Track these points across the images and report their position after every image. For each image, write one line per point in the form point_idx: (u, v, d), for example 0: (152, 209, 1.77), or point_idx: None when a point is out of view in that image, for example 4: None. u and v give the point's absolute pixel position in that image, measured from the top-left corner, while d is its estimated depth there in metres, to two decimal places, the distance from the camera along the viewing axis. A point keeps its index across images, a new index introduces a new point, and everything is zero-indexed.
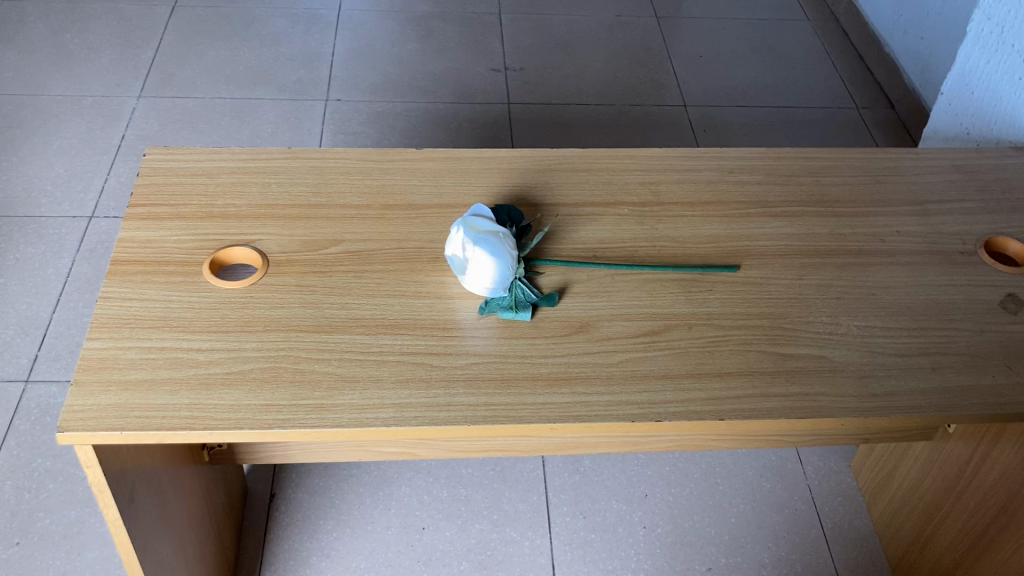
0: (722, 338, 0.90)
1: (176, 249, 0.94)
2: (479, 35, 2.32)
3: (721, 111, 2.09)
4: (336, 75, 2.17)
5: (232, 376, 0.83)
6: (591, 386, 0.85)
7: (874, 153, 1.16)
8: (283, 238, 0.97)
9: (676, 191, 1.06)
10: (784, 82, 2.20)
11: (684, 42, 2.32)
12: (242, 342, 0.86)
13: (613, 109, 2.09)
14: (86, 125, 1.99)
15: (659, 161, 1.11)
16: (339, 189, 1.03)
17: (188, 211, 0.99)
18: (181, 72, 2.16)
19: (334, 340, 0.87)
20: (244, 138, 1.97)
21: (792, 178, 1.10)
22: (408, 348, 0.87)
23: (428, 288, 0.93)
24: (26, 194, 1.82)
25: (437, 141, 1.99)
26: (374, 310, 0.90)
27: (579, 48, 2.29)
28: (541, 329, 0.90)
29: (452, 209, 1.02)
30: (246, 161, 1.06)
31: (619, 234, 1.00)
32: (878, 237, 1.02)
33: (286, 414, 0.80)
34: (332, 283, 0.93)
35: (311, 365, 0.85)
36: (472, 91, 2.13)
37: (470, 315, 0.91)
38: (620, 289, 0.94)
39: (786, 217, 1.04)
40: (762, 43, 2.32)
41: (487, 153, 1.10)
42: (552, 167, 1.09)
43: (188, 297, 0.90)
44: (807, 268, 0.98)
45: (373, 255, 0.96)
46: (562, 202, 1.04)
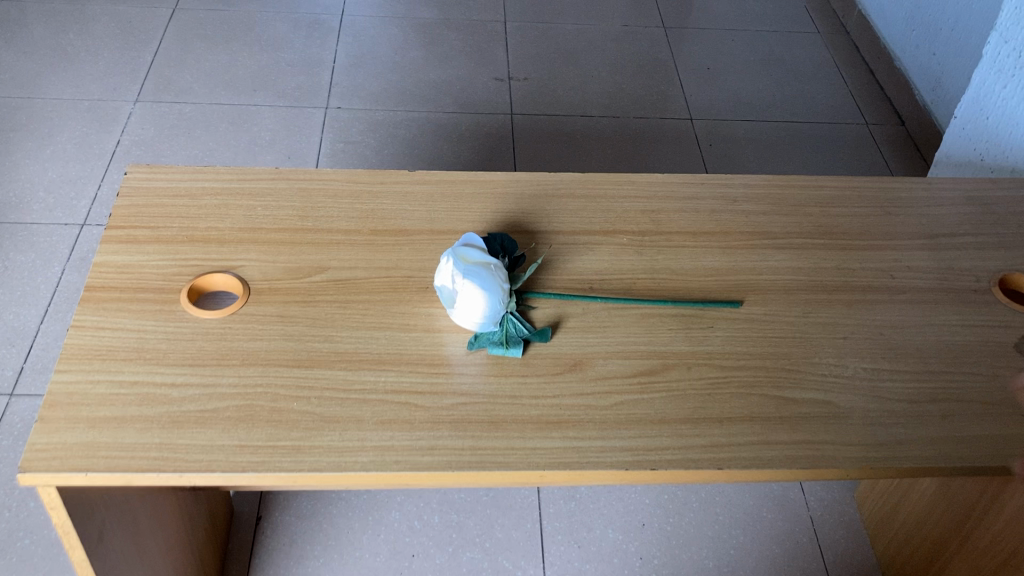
0: (722, 379, 0.86)
1: (153, 275, 0.91)
2: (483, 43, 2.28)
3: (728, 125, 2.05)
4: (337, 82, 2.14)
5: (205, 414, 0.79)
6: (583, 430, 0.81)
7: (883, 182, 1.11)
8: (266, 265, 0.93)
9: (677, 220, 1.02)
10: (793, 97, 2.15)
11: (691, 53, 2.28)
12: (217, 377, 0.82)
13: (618, 121, 2.05)
14: (81, 130, 1.96)
15: (661, 187, 1.07)
16: (326, 213, 0.99)
17: (169, 234, 0.95)
18: (180, 76, 2.12)
19: (315, 377, 0.83)
20: (242, 145, 1.94)
21: (798, 207, 1.05)
22: (391, 385, 0.83)
23: (415, 320, 0.89)
24: (18, 199, 1.78)
25: (438, 150, 1.95)
26: (358, 344, 0.86)
27: (584, 58, 2.24)
28: (532, 367, 0.86)
29: (443, 236, 0.97)
30: (230, 182, 1.02)
31: (616, 265, 0.96)
32: (887, 272, 0.98)
33: (260, 456, 0.76)
34: (314, 314, 0.89)
35: (289, 404, 0.81)
36: (475, 100, 2.09)
37: (458, 351, 0.87)
38: (616, 324, 0.90)
39: (791, 249, 1.00)
40: (771, 56, 2.28)
41: (481, 177, 1.06)
42: (549, 191, 1.05)
43: (164, 327, 0.86)
44: (812, 304, 0.94)
45: (359, 283, 0.92)
46: (559, 230, 1.00)
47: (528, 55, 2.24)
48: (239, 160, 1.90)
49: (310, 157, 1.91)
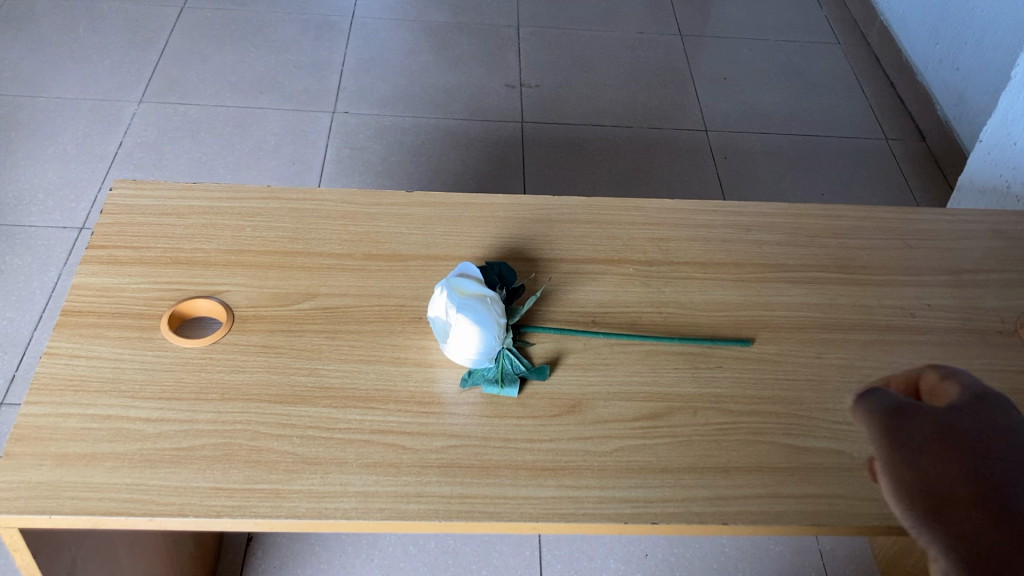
0: (730, 426, 0.81)
1: (134, 299, 0.86)
2: (495, 48, 2.23)
3: (743, 138, 1.99)
4: (345, 86, 2.09)
5: (180, 452, 0.75)
6: (580, 478, 0.76)
7: (904, 212, 1.06)
8: (252, 291, 0.88)
9: (687, 249, 0.97)
10: (811, 110, 2.09)
11: (707, 63, 2.22)
12: (195, 412, 0.78)
13: (631, 131, 1.99)
14: (83, 130, 1.92)
15: (670, 214, 1.02)
16: (319, 235, 0.95)
17: (151, 256, 0.90)
18: (186, 77, 2.08)
19: (298, 414, 0.79)
20: (247, 150, 1.89)
21: (814, 238, 1.00)
22: (378, 425, 0.78)
23: (407, 354, 0.85)
24: (17, 200, 1.75)
25: (446, 159, 1.90)
26: (345, 379, 0.82)
27: (598, 65, 2.19)
28: (528, 407, 0.81)
29: (439, 262, 0.93)
30: (219, 199, 0.97)
31: (620, 298, 0.91)
32: (907, 310, 0.93)
33: (236, 501, 0.72)
34: (301, 345, 0.84)
35: (269, 443, 0.76)
36: (485, 108, 2.04)
37: (450, 389, 0.82)
38: (619, 363, 0.85)
39: (805, 284, 0.95)
40: (790, 68, 2.22)
41: (482, 199, 1.01)
42: (552, 216, 1.00)
43: (141, 356, 0.82)
44: (827, 345, 0.88)
45: (349, 312, 0.87)
46: (561, 258, 0.95)
47: (540, 62, 2.19)
48: (243, 164, 1.86)
49: (316, 163, 1.87)
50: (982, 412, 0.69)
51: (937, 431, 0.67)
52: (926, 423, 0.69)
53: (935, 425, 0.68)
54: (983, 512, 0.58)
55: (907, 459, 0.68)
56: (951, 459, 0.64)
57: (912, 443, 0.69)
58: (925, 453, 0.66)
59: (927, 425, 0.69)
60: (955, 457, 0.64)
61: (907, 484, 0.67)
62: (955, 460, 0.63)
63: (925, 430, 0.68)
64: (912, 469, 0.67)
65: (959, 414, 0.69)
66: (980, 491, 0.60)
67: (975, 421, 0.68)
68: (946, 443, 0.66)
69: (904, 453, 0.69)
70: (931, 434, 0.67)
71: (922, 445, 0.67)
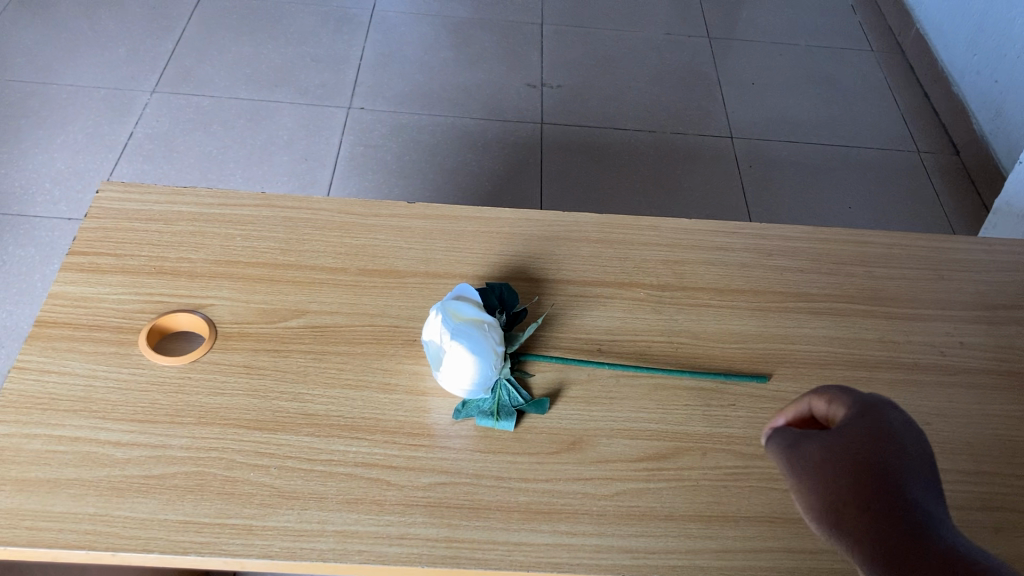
0: (742, 471, 0.75)
1: (113, 311, 0.82)
2: (517, 46, 2.16)
3: (770, 146, 1.92)
4: (362, 81, 2.03)
5: (150, 481, 0.70)
6: (578, 524, 0.70)
7: (936, 240, 0.99)
8: (238, 306, 0.83)
9: (703, 274, 0.91)
10: (842, 120, 2.02)
11: (735, 67, 2.15)
12: (169, 437, 0.73)
13: (653, 136, 1.92)
14: (93, 119, 1.86)
15: (686, 234, 0.96)
16: (312, 247, 0.89)
17: (134, 265, 0.86)
18: (200, 67, 2.02)
19: (278, 442, 0.74)
20: (259, 145, 1.84)
21: (839, 266, 0.94)
22: (363, 458, 0.73)
23: (398, 380, 0.79)
24: (23, 189, 1.70)
25: (461, 160, 1.84)
26: (330, 406, 0.77)
27: (623, 67, 2.12)
28: (524, 443, 0.76)
29: (438, 280, 0.87)
30: (209, 206, 0.92)
31: (629, 325, 0.85)
32: (936, 348, 0.87)
33: (206, 537, 0.67)
34: (285, 367, 0.79)
35: (245, 474, 0.71)
36: (504, 107, 1.97)
37: (442, 421, 0.77)
38: (625, 398, 0.80)
39: (829, 315, 0.89)
40: (821, 75, 2.15)
41: (487, 213, 0.96)
42: (561, 233, 0.94)
43: (116, 373, 0.77)
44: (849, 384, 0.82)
45: (339, 332, 0.82)
46: (568, 279, 0.89)
47: (563, 62, 2.12)
48: (254, 160, 1.80)
49: (328, 160, 1.82)
50: (883, 415, 0.59)
51: (851, 441, 0.56)
52: (839, 431, 0.58)
53: (844, 431, 0.58)
54: (912, 537, 0.47)
55: (811, 450, 0.57)
56: (865, 471, 0.54)
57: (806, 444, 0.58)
58: (830, 458, 0.55)
59: (842, 433, 0.58)
60: (873, 469, 0.54)
61: (812, 479, 0.55)
62: (870, 472, 0.53)
63: (835, 437, 0.57)
64: (823, 463, 0.55)
65: (872, 419, 0.58)
66: (898, 509, 0.50)
67: (876, 426, 0.58)
68: (858, 452, 0.55)
69: (813, 447, 0.57)
70: (839, 442, 0.57)
71: (832, 450, 0.56)
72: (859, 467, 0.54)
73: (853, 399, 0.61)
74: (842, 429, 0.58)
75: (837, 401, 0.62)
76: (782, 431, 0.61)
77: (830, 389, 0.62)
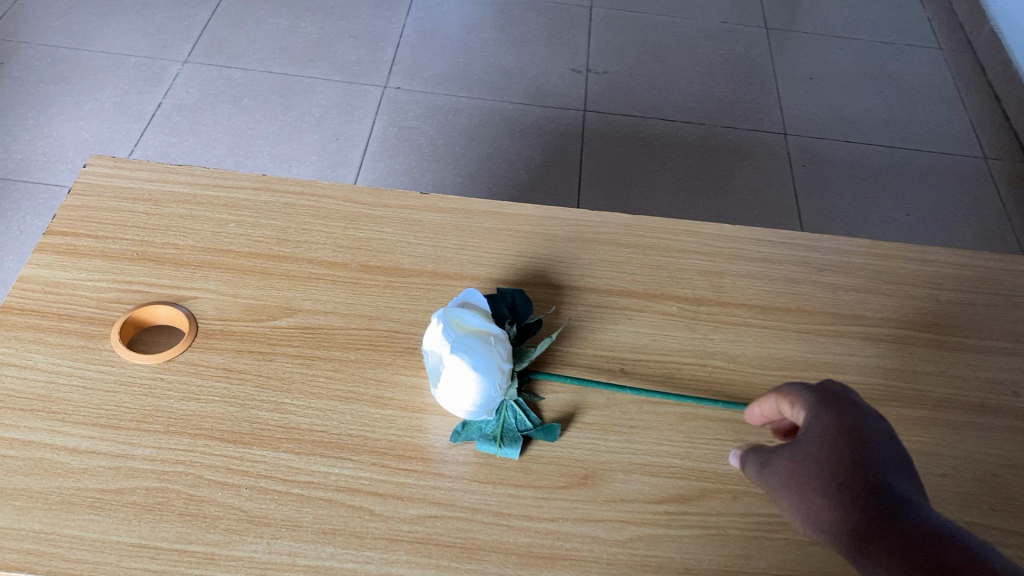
0: (777, 521, 0.65)
1: (88, 300, 0.74)
2: (565, 28, 2.03)
3: (826, 146, 1.80)
4: (400, 59, 1.91)
5: (106, 496, 0.63)
6: (583, 574, 0.61)
7: (1011, 262, 0.88)
8: (223, 301, 0.75)
9: (744, 288, 0.81)
10: (904, 119, 1.88)
11: (793, 59, 2.02)
12: (132, 446, 0.66)
13: (702, 129, 1.80)
14: (123, 88, 1.77)
15: (727, 242, 0.85)
16: (312, 238, 0.81)
17: (116, 249, 0.78)
18: (235, 39, 1.92)
19: (253, 459, 0.66)
20: (289, 121, 1.74)
21: (900, 286, 0.83)
22: (346, 482, 0.65)
23: (392, 394, 0.71)
24: (46, 157, 1.63)
25: (497, 147, 1.73)
26: (314, 420, 0.68)
27: (674, 54, 1.99)
28: (529, 475, 0.67)
29: (446, 281, 0.79)
30: (204, 187, 0.84)
31: (656, 342, 0.76)
32: (1006, 388, 0.76)
33: (161, 565, 0.59)
34: (269, 372, 0.71)
35: (212, 494, 0.64)
36: (547, 93, 1.86)
37: (438, 444, 0.68)
38: (647, 428, 0.70)
39: (885, 343, 0.78)
40: (884, 71, 2.01)
41: (507, 208, 0.86)
42: (588, 234, 0.85)
43: (82, 370, 0.70)
44: (903, 424, 0.72)
45: (332, 335, 0.74)
46: (591, 288, 0.80)
47: (612, 47, 1.99)
48: (283, 137, 1.71)
49: (359, 141, 1.72)
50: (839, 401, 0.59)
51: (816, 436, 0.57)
52: (808, 429, 0.57)
53: (814, 427, 0.58)
54: (909, 536, 0.48)
55: (789, 458, 0.57)
56: (847, 469, 0.54)
57: (774, 458, 0.59)
58: (808, 463, 0.56)
59: (811, 431, 0.58)
60: (853, 464, 0.54)
61: (799, 490, 0.55)
62: (853, 469, 0.54)
63: (807, 437, 0.57)
64: (804, 472, 0.55)
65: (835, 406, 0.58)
66: (889, 507, 0.51)
67: (841, 413, 0.58)
68: (833, 448, 0.55)
69: (791, 455, 0.57)
70: (806, 441, 0.57)
71: (808, 451, 0.56)
72: (834, 467, 0.54)
73: (811, 391, 0.61)
74: (812, 423, 0.58)
75: (796, 396, 0.61)
76: (758, 452, 0.61)
77: (786, 390, 0.62)
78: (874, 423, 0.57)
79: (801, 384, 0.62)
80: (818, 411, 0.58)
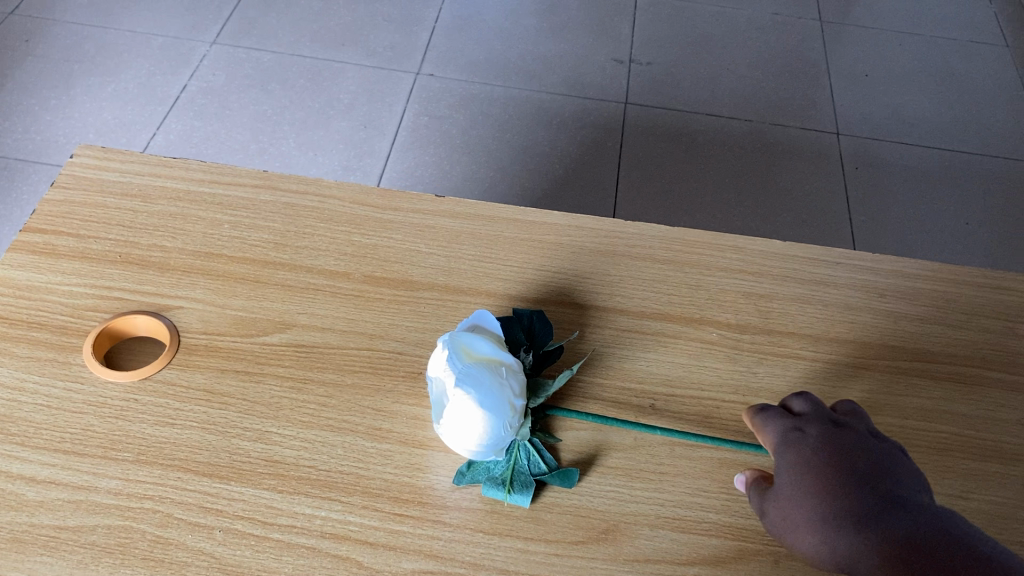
0: None
1: (63, 307, 0.67)
2: (608, 16, 1.93)
3: (882, 147, 1.68)
4: (434, 45, 1.82)
5: (62, 535, 0.55)
6: None
7: None
8: (211, 313, 0.68)
9: (794, 314, 0.72)
10: (967, 120, 1.76)
11: (849, 53, 1.90)
12: (96, 477, 0.58)
13: (750, 126, 1.70)
14: (148, 69, 1.70)
15: (775, 260, 0.76)
16: (314, 243, 0.73)
17: (98, 250, 0.71)
18: (266, 19, 1.84)
19: (230, 496, 0.58)
20: (317, 107, 1.66)
21: (971, 318, 0.73)
22: (332, 528, 0.57)
23: (391, 426, 0.63)
24: (66, 138, 1.57)
25: (532, 141, 1.64)
26: (302, 453, 0.61)
27: (722, 46, 1.88)
28: (542, 526, 0.58)
29: (459, 297, 0.71)
30: (198, 183, 0.77)
31: (692, 375, 0.67)
32: None
33: None
34: (255, 395, 0.63)
35: (180, 536, 0.56)
36: (586, 84, 1.76)
37: (440, 486, 0.60)
38: (680, 475, 0.62)
39: (953, 383, 0.69)
40: (947, 67, 1.88)
41: (531, 216, 0.78)
42: (620, 247, 0.76)
43: (49, 386, 0.63)
44: (974, 480, 0.63)
45: (328, 355, 0.66)
46: (621, 310, 0.71)
47: (657, 37, 1.89)
48: (309, 124, 1.63)
49: (388, 130, 1.63)
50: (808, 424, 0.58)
51: (799, 470, 0.55)
52: (789, 465, 0.56)
53: (789, 462, 0.56)
54: (928, 544, 0.47)
55: (777, 503, 0.55)
56: (829, 500, 0.52)
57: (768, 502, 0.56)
58: (797, 502, 0.54)
59: (791, 464, 0.56)
60: (837, 489, 0.52)
61: (796, 537, 0.53)
62: (834, 499, 0.52)
63: (782, 480, 0.55)
64: (793, 517, 0.54)
65: (799, 437, 0.57)
66: (889, 521, 0.49)
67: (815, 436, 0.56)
68: (810, 483, 0.54)
69: (776, 501, 0.55)
70: (791, 477, 0.55)
71: (799, 489, 0.54)
72: (826, 495, 0.52)
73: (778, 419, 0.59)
74: (783, 460, 0.56)
75: (767, 428, 0.60)
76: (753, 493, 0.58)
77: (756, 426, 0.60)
78: (840, 439, 0.56)
79: (767, 413, 0.60)
80: (790, 444, 0.57)
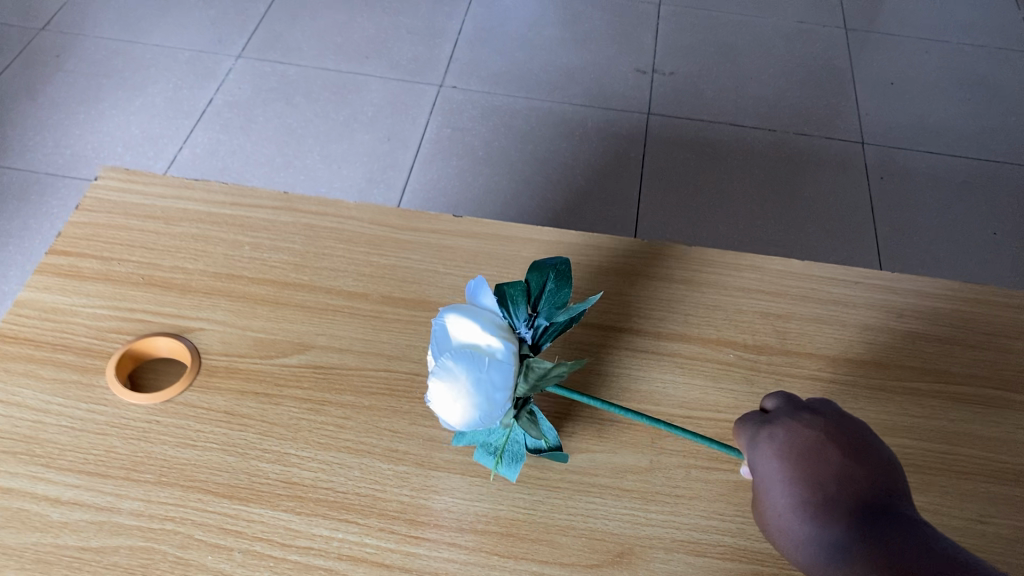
0: None
1: (86, 329, 0.69)
2: (630, 27, 1.93)
3: (907, 157, 1.67)
4: (457, 56, 1.83)
5: (83, 556, 0.56)
6: None
7: None
8: (231, 335, 0.69)
9: (812, 334, 0.72)
10: (995, 129, 1.74)
11: (875, 62, 1.88)
12: (118, 498, 0.59)
13: (773, 136, 1.69)
14: (175, 83, 1.72)
15: (793, 280, 0.76)
16: (333, 264, 0.74)
17: (121, 272, 0.72)
18: (290, 33, 1.86)
19: (248, 517, 0.59)
20: (340, 120, 1.67)
21: (994, 339, 0.73)
22: (349, 550, 0.58)
23: (408, 448, 0.64)
24: (94, 153, 1.59)
25: (554, 152, 1.65)
26: (320, 474, 0.61)
27: (745, 56, 1.87)
28: (557, 549, 0.59)
29: None
30: (220, 205, 0.78)
31: (709, 396, 0.67)
32: None
33: None
34: (273, 417, 0.64)
35: (200, 557, 0.57)
36: (608, 95, 1.76)
37: (457, 508, 0.60)
38: (695, 498, 0.62)
39: (973, 405, 0.68)
40: (975, 75, 1.86)
41: (549, 235, 0.78)
42: (637, 267, 0.76)
43: (73, 408, 0.64)
44: (994, 505, 0.62)
45: (347, 377, 0.67)
46: (637, 330, 0.72)
47: (679, 46, 1.89)
48: (332, 137, 1.64)
49: (411, 142, 1.64)
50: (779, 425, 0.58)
51: (779, 480, 0.56)
52: (768, 474, 0.57)
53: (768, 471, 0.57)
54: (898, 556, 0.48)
55: (766, 514, 0.57)
56: (805, 515, 0.54)
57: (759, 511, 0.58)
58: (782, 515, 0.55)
59: (770, 474, 0.57)
60: (815, 501, 0.54)
61: (785, 548, 0.55)
62: (815, 512, 0.53)
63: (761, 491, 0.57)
64: (780, 528, 0.55)
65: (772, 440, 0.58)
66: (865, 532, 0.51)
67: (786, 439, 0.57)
68: (790, 493, 0.55)
69: (763, 510, 0.57)
70: (772, 487, 0.56)
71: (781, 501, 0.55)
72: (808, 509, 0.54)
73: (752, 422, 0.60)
74: (762, 467, 0.58)
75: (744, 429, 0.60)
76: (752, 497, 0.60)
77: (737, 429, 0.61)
78: (807, 439, 0.57)
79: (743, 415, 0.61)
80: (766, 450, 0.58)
